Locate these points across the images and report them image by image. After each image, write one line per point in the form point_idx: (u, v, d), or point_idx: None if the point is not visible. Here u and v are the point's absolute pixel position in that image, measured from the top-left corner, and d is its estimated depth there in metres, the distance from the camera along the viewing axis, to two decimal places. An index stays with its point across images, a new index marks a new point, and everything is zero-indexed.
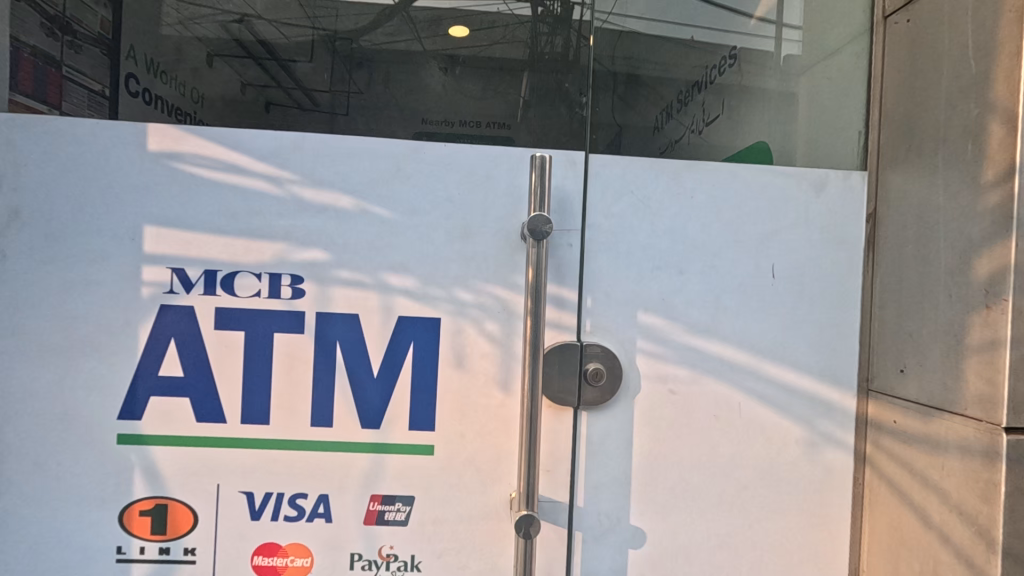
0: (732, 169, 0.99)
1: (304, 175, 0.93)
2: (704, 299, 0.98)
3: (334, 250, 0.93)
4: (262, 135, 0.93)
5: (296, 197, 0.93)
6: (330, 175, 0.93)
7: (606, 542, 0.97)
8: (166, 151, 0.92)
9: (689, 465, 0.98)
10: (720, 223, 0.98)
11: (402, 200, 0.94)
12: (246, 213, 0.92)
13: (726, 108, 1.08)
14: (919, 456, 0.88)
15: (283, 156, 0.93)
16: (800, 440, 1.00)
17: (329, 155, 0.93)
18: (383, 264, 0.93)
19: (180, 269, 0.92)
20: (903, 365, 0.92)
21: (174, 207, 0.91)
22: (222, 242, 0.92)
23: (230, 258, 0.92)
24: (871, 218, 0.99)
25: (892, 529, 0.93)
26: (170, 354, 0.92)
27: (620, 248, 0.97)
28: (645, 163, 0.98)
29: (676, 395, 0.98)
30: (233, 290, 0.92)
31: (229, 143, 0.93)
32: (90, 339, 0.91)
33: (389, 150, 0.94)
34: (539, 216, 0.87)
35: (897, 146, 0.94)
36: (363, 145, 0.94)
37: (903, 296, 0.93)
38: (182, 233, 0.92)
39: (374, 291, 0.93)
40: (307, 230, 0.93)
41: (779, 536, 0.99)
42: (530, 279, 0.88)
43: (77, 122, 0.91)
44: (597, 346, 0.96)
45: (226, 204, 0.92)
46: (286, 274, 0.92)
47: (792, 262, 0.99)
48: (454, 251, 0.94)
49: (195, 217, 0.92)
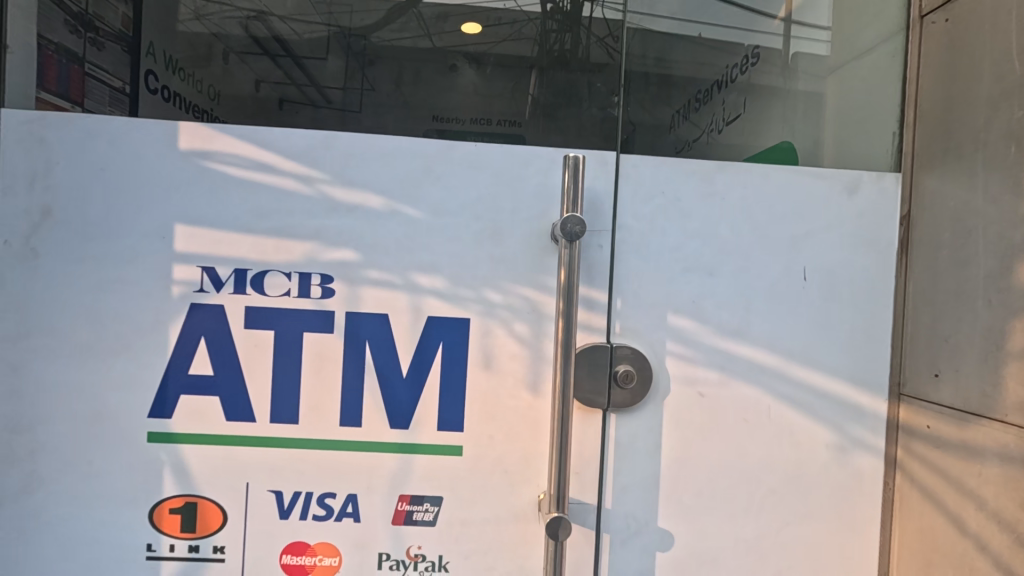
0: (765, 170, 0.98)
1: (334, 175, 0.93)
2: (734, 302, 0.97)
3: (364, 250, 0.93)
4: (291, 134, 0.93)
5: (326, 196, 0.92)
6: (360, 175, 0.93)
7: (633, 544, 0.97)
8: (195, 150, 0.91)
9: (718, 468, 0.97)
10: (751, 224, 0.97)
11: (432, 200, 0.93)
12: (276, 212, 0.92)
13: (748, 105, 1.22)
14: (954, 462, 0.88)
15: (313, 155, 0.92)
16: (830, 444, 0.99)
17: (360, 153, 0.93)
18: (412, 264, 0.93)
19: (210, 268, 0.91)
20: (937, 370, 0.91)
21: (204, 206, 0.91)
22: (252, 241, 0.92)
23: (260, 257, 0.92)
24: (905, 220, 0.98)
25: (923, 533, 0.93)
26: (200, 353, 0.92)
27: (650, 249, 0.96)
28: (676, 163, 0.97)
29: (705, 398, 0.97)
30: (262, 289, 0.92)
31: (259, 141, 0.92)
32: (120, 337, 0.91)
33: (420, 149, 0.93)
34: (572, 216, 0.86)
35: (934, 148, 0.93)
36: (394, 144, 0.93)
37: (938, 300, 0.92)
38: (212, 232, 0.92)
39: (404, 291, 0.93)
40: (337, 229, 0.93)
41: (808, 540, 0.99)
42: (562, 280, 0.88)
43: (107, 120, 0.91)
44: (627, 348, 0.95)
45: (256, 203, 0.92)
46: (315, 274, 0.92)
47: (823, 265, 0.98)
48: (484, 251, 0.94)
49: (226, 216, 0.92)
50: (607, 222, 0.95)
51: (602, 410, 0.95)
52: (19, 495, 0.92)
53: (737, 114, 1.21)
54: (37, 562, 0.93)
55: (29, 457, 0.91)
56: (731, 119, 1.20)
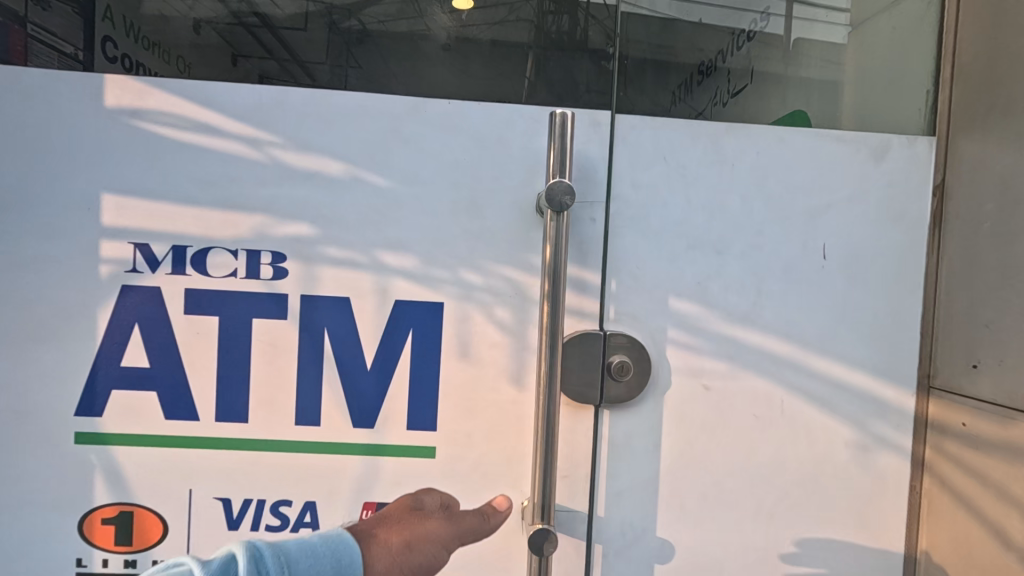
0: (782, 133, 0.86)
1: (288, 138, 0.80)
2: (745, 283, 0.86)
3: (323, 224, 0.81)
4: (238, 89, 0.80)
5: (277, 161, 0.80)
6: (317, 136, 0.80)
7: (629, 556, 0.87)
8: (124, 107, 0.78)
9: (724, 470, 0.87)
10: (766, 196, 0.85)
11: (401, 167, 0.81)
12: (220, 179, 0.80)
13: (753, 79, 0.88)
14: (996, 465, 0.78)
15: (263, 113, 0.80)
16: (851, 444, 0.88)
17: (317, 112, 0.80)
18: (378, 241, 0.81)
19: (144, 245, 0.79)
20: (975, 360, 0.80)
21: (136, 173, 0.79)
22: (193, 213, 0.79)
23: (202, 232, 0.80)
24: (939, 191, 0.86)
25: (954, 542, 0.83)
26: (134, 342, 0.80)
27: (650, 224, 0.85)
28: (681, 125, 0.85)
29: (711, 392, 0.86)
30: (205, 269, 0.80)
31: (199, 97, 0.79)
32: (43, 324, 0.79)
33: (385, 107, 0.81)
34: (560, 182, 0.74)
35: (976, 106, 0.82)
36: (357, 101, 0.81)
37: (978, 281, 0.81)
38: (146, 203, 0.79)
39: (368, 271, 0.81)
40: (290, 200, 0.80)
41: (824, 550, 0.88)
42: (548, 258, 0.76)
43: (21, 72, 0.78)
44: (623, 336, 0.84)
45: (196, 169, 0.79)
46: (266, 252, 0.80)
47: (847, 242, 0.87)
48: (460, 226, 0.82)
49: (161, 184, 0.79)
50: (601, 192, 0.83)
51: (595, 407, 0.84)
52: None
53: (740, 89, 0.87)
54: None
55: None
56: (736, 94, 0.87)
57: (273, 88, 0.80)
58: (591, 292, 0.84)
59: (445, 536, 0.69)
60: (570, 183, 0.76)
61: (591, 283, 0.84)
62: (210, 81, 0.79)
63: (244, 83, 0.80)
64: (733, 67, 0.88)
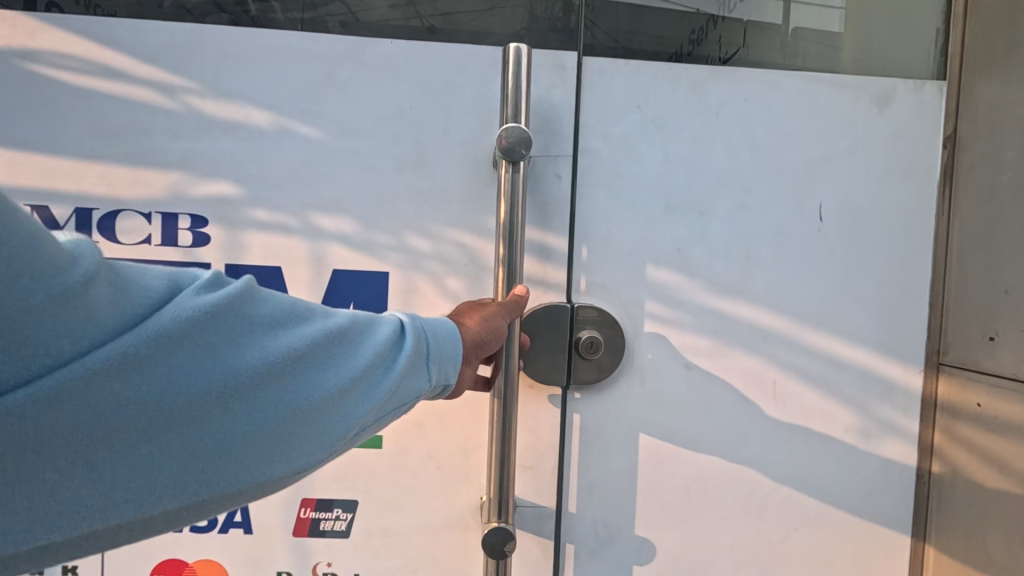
0: (773, 79, 0.75)
1: (204, 82, 0.70)
2: (732, 249, 0.76)
3: (247, 183, 0.71)
4: (145, 27, 0.69)
5: (195, 112, 0.70)
6: (237, 82, 0.70)
7: (603, 557, 0.77)
8: (15, 49, 0.68)
9: (708, 459, 0.77)
10: (755, 149, 0.75)
11: (336, 116, 0.71)
12: (127, 133, 0.70)
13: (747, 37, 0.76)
14: (1016, 452, 0.68)
15: (174, 54, 0.69)
16: (851, 428, 0.78)
17: (238, 54, 0.70)
18: (310, 201, 0.71)
19: (43, 207, 0.70)
20: (993, 331, 0.71)
21: (29, 125, 0.69)
22: (99, 171, 0.70)
23: (109, 192, 0.70)
24: (950, 141, 0.76)
25: (966, 541, 0.73)
26: None
27: (623, 182, 0.75)
28: (659, 70, 0.74)
29: (694, 372, 0.76)
30: (114, 234, 0.70)
31: (100, 36, 0.69)
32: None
33: (315, 49, 0.71)
34: (514, 126, 0.63)
35: (993, 43, 0.72)
36: (283, 41, 0.70)
37: (996, 241, 0.71)
38: (47, 159, 0.70)
39: (301, 237, 0.71)
40: (209, 154, 0.70)
41: (822, 548, 0.79)
42: (502, 216, 0.66)
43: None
44: (593, 310, 0.74)
45: (101, 120, 0.69)
46: (183, 214, 0.71)
47: (847, 200, 0.77)
48: (404, 184, 0.72)
49: (61, 138, 0.69)
50: (568, 145, 0.73)
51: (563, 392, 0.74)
52: None
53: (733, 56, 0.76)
54: None
55: None
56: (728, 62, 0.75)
57: (188, 26, 0.70)
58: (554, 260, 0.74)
59: (509, 308, 0.62)
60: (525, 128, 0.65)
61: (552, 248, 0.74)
62: (114, 17, 0.69)
63: (154, 22, 0.69)
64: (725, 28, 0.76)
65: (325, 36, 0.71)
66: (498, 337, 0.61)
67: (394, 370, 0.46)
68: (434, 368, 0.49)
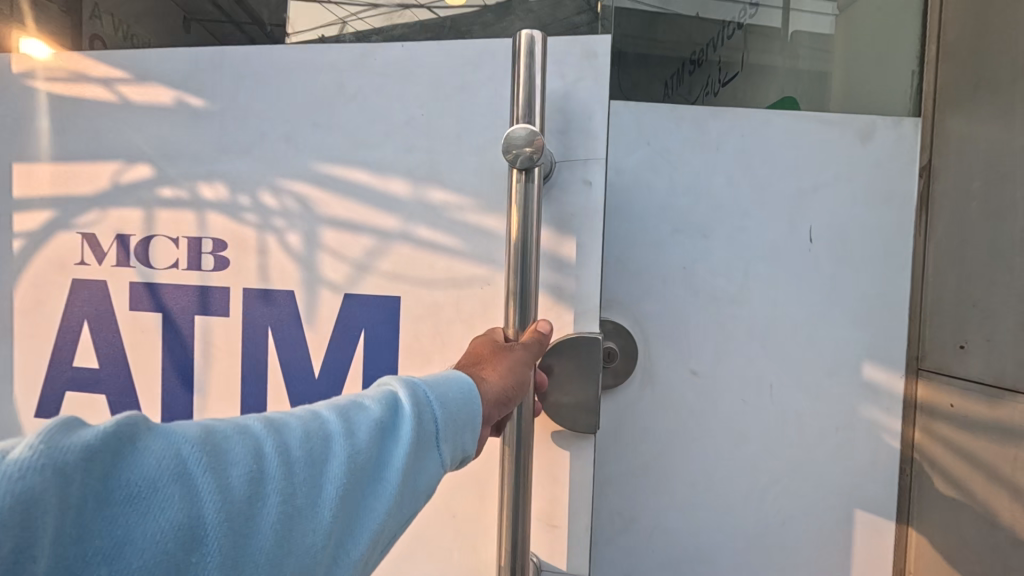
0: (766, 117, 0.85)
1: (228, 106, 0.79)
2: (731, 267, 0.85)
3: (271, 195, 0.78)
4: (173, 57, 0.80)
5: (249, 147, 0.78)
6: (263, 107, 0.78)
7: (619, 544, 0.86)
8: (89, 103, 0.83)
9: (712, 457, 0.86)
10: (751, 178, 0.85)
11: (366, 143, 0.75)
12: (196, 171, 0.80)
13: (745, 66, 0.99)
14: (984, 446, 0.76)
15: (199, 79, 0.79)
16: (839, 427, 0.87)
17: (282, 91, 0.77)
18: (338, 214, 0.76)
19: (92, 235, 0.84)
20: (963, 340, 0.79)
21: (89, 171, 0.83)
22: (135, 203, 0.82)
23: (145, 220, 0.82)
24: (925, 171, 0.86)
25: (947, 529, 0.81)
26: (84, 342, 0.84)
27: (634, 209, 0.84)
28: (664, 109, 0.84)
29: (699, 377, 0.85)
30: (149, 261, 0.82)
31: (140, 69, 0.81)
32: (42, 328, 0.86)
33: (345, 76, 0.75)
34: (520, 128, 0.56)
35: (959, 83, 0.80)
36: (318, 73, 0.76)
37: (965, 260, 0.79)
38: (120, 199, 0.82)
39: (330, 255, 0.77)
40: (241, 172, 0.78)
41: (816, 535, 0.88)
42: (514, 232, 0.60)
43: (27, 86, 0.84)
44: (609, 322, 0.84)
45: (134, 149, 0.81)
46: (207, 241, 0.80)
47: (834, 222, 0.86)
48: (427, 203, 0.74)
49: (107, 173, 0.83)
50: (600, 147, 0.67)
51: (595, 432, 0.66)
52: None
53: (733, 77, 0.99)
54: None
55: None
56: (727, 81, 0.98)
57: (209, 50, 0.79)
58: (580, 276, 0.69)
59: (533, 353, 0.57)
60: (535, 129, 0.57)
61: (574, 261, 0.69)
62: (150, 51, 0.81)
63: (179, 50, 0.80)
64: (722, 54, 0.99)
65: (352, 62, 0.75)
66: (523, 389, 0.55)
67: (382, 477, 0.39)
68: (446, 448, 0.43)
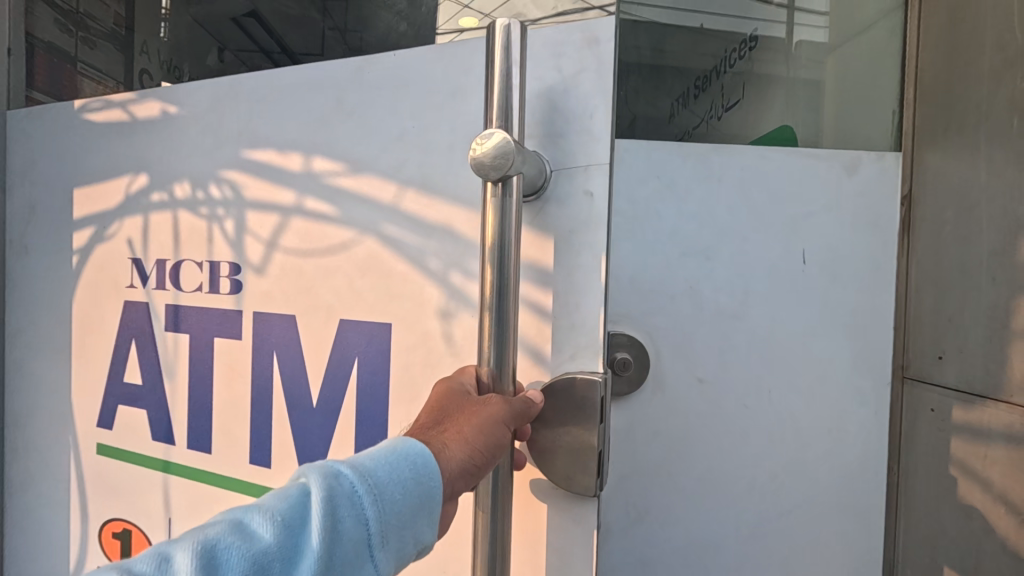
0: (761, 152, 0.95)
1: (242, 129, 0.83)
2: (732, 285, 0.96)
3: (277, 210, 0.81)
4: (198, 89, 0.87)
5: (263, 165, 0.82)
6: (267, 128, 0.81)
7: (633, 535, 0.96)
8: (137, 139, 0.94)
9: (717, 456, 0.96)
10: (748, 206, 0.95)
11: (360, 158, 0.75)
12: (220, 195, 0.85)
13: (748, 88, 1.07)
14: (959, 445, 0.87)
15: (218, 104, 0.85)
16: (829, 429, 0.97)
17: (289, 110, 0.80)
18: (337, 228, 0.77)
19: (139, 260, 0.95)
20: (940, 351, 0.90)
21: (139, 202, 0.94)
22: (171, 228, 0.91)
23: (176, 247, 0.90)
24: (906, 200, 0.96)
25: (929, 517, 0.92)
26: (132, 359, 0.95)
27: (645, 235, 0.95)
28: (670, 146, 0.95)
29: (703, 385, 0.95)
30: (180, 284, 0.90)
31: (172, 100, 0.89)
32: (101, 344, 0.99)
33: (345, 94, 0.76)
34: (491, 147, 0.51)
35: (934, 124, 0.92)
36: (321, 93, 0.77)
37: (941, 280, 0.90)
38: (159, 226, 0.92)
39: (330, 272, 0.77)
40: (252, 196, 0.83)
41: (812, 527, 0.97)
42: (490, 238, 0.55)
43: (101, 134, 0.98)
44: (623, 335, 0.94)
45: (171, 177, 0.91)
46: (224, 264, 0.85)
47: (823, 245, 0.96)
48: (421, 222, 0.71)
49: (146, 202, 0.93)
50: (601, 149, 0.58)
51: (591, 487, 0.57)
52: (41, 471, 1.06)
53: (736, 103, 1.06)
54: (52, 538, 1.05)
55: (44, 448, 1.05)
56: (730, 108, 1.06)
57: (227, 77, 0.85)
58: (576, 300, 0.60)
59: (512, 411, 0.55)
60: (513, 146, 0.51)
61: (565, 276, 0.60)
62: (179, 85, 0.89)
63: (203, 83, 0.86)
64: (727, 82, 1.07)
65: (350, 79, 0.75)
66: (499, 450, 0.53)
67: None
68: (381, 552, 0.44)
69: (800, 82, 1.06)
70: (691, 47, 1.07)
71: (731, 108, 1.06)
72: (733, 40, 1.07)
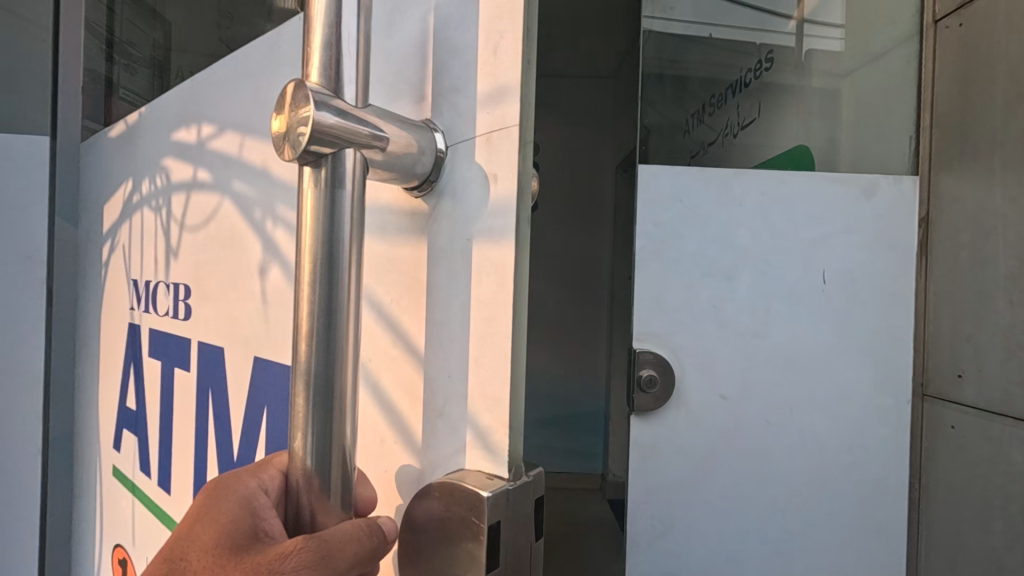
0: (781, 176, 0.99)
1: (193, 125, 0.76)
2: (754, 305, 0.99)
3: (212, 217, 0.70)
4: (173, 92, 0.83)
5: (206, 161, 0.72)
6: (206, 118, 0.73)
7: (657, 547, 0.99)
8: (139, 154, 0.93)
9: (739, 470, 0.99)
10: (769, 229, 0.99)
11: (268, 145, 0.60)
12: (176, 206, 0.79)
13: (764, 109, 1.11)
14: (979, 461, 0.88)
15: (183, 106, 0.79)
16: (850, 444, 1.00)
17: (223, 103, 0.69)
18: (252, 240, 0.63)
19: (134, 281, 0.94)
20: (959, 370, 0.92)
21: (140, 219, 0.92)
22: (154, 244, 0.87)
23: (155, 264, 0.85)
24: (924, 222, 0.99)
25: (950, 533, 0.93)
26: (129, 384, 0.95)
27: (669, 256, 0.99)
28: (696, 172, 0.99)
29: (727, 401, 0.99)
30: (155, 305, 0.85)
31: (159, 112, 0.87)
32: (115, 363, 1.01)
33: (262, 81, 0.61)
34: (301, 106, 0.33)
35: (950, 151, 0.95)
36: (245, 77, 0.65)
37: (959, 303, 0.93)
38: (148, 240, 0.89)
39: (250, 292, 0.63)
40: (198, 205, 0.74)
41: (835, 541, 1.00)
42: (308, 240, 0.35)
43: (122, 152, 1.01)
44: (649, 353, 0.97)
45: (156, 187, 0.87)
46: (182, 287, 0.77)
47: (842, 266, 1.00)
48: None
49: (140, 212, 0.92)
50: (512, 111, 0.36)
51: None
52: (88, 476, 1.13)
53: (750, 120, 1.11)
54: (91, 541, 1.11)
55: (91, 454, 1.12)
56: (744, 125, 1.10)
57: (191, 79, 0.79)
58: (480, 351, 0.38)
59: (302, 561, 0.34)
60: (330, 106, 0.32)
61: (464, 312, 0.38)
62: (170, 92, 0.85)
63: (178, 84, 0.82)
64: (743, 101, 1.12)
65: (268, 65, 0.61)
66: None
67: None
68: None
69: (819, 95, 1.09)
70: (708, 62, 1.13)
71: (744, 126, 1.11)
72: (751, 58, 1.12)
